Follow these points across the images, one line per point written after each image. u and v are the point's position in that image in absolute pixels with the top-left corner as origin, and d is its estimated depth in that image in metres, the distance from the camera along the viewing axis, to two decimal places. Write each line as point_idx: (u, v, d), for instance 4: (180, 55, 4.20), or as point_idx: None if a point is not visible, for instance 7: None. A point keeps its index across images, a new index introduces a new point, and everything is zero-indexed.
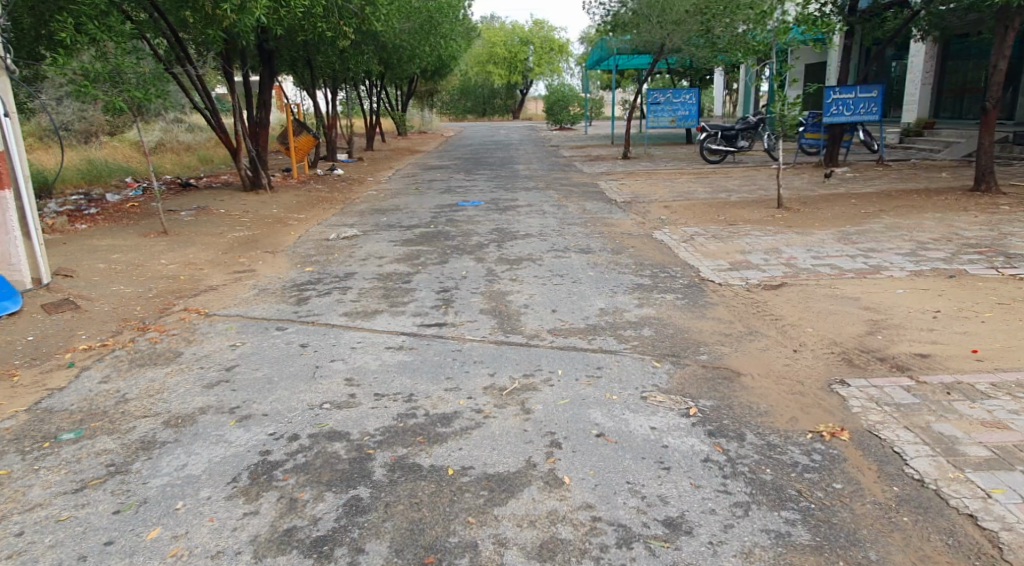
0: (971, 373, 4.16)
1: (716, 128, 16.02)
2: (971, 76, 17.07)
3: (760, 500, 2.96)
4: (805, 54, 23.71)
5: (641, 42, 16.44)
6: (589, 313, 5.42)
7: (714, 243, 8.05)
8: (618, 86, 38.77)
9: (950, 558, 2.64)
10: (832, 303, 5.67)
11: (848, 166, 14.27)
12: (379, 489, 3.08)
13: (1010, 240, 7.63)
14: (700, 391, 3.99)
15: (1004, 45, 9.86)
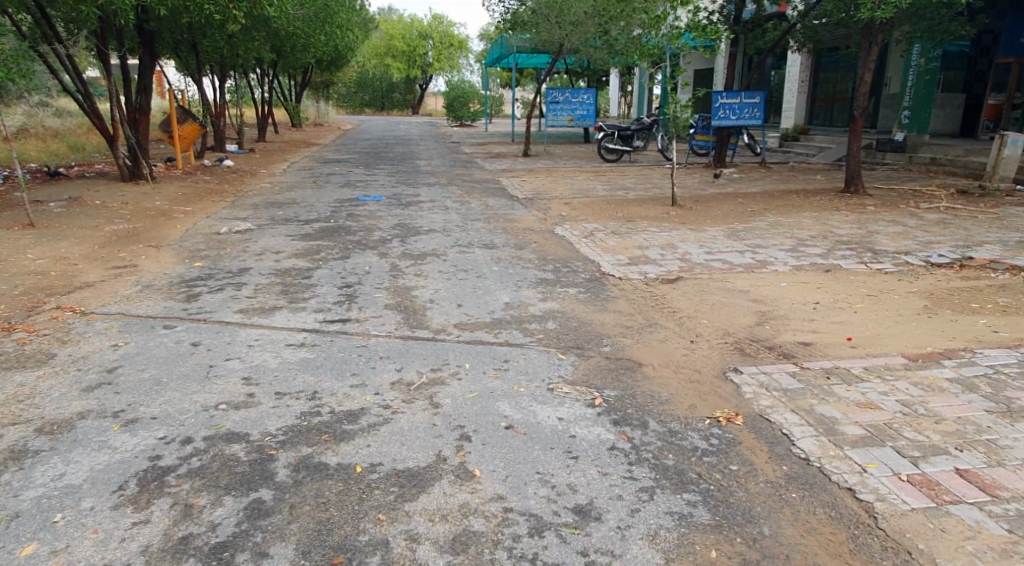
0: (847, 359, 4.47)
1: (613, 128, 16.44)
2: (839, 87, 18.44)
3: (664, 484, 3.07)
4: (695, 59, 24.67)
5: (539, 40, 16.63)
6: (495, 308, 5.46)
7: (614, 238, 8.26)
8: (517, 85, 39.15)
9: (834, 529, 2.81)
10: (724, 296, 5.94)
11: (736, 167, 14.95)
12: (283, 491, 2.99)
13: (878, 237, 8.22)
14: (605, 382, 4.10)
15: (869, 58, 10.57)
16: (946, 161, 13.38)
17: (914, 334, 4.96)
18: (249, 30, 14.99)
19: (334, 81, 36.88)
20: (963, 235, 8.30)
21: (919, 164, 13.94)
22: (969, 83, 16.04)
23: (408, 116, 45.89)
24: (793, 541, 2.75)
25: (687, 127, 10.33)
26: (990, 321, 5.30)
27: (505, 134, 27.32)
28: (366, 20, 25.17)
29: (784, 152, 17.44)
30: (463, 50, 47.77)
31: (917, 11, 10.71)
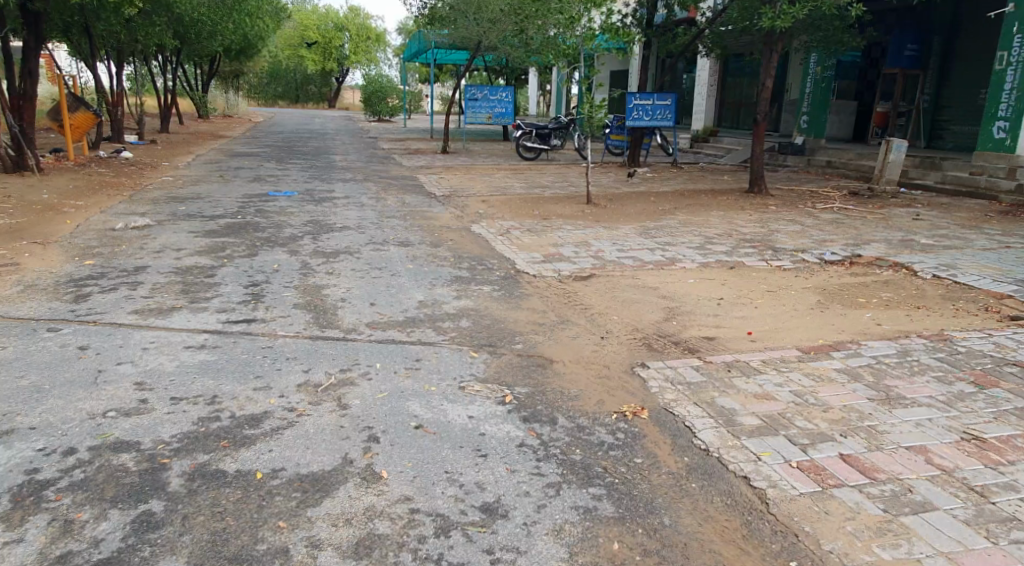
0: (747, 353, 4.66)
1: (531, 127, 16.58)
2: (745, 92, 19.19)
3: (570, 479, 3.12)
4: (611, 61, 25.13)
5: (458, 37, 16.63)
6: (408, 306, 5.41)
7: (529, 236, 8.33)
8: (436, 80, 38.93)
9: (729, 517, 2.92)
10: (634, 293, 6.08)
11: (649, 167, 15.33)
12: (175, 501, 2.88)
13: (779, 236, 8.61)
14: (516, 379, 4.13)
15: (770, 65, 11.03)
16: (840, 164, 14.18)
17: (808, 329, 5.22)
18: (149, 14, 14.52)
19: (244, 71, 35.70)
20: (855, 234, 8.78)
21: (817, 167, 14.74)
22: (861, 91, 17.04)
23: (324, 110, 44.93)
24: (691, 529, 2.85)
25: (601, 127, 10.55)
26: (876, 314, 5.64)
27: (423, 130, 27.12)
28: (279, 9, 24.40)
29: (694, 153, 17.95)
30: (381, 44, 47.07)
31: (813, 21, 11.34)
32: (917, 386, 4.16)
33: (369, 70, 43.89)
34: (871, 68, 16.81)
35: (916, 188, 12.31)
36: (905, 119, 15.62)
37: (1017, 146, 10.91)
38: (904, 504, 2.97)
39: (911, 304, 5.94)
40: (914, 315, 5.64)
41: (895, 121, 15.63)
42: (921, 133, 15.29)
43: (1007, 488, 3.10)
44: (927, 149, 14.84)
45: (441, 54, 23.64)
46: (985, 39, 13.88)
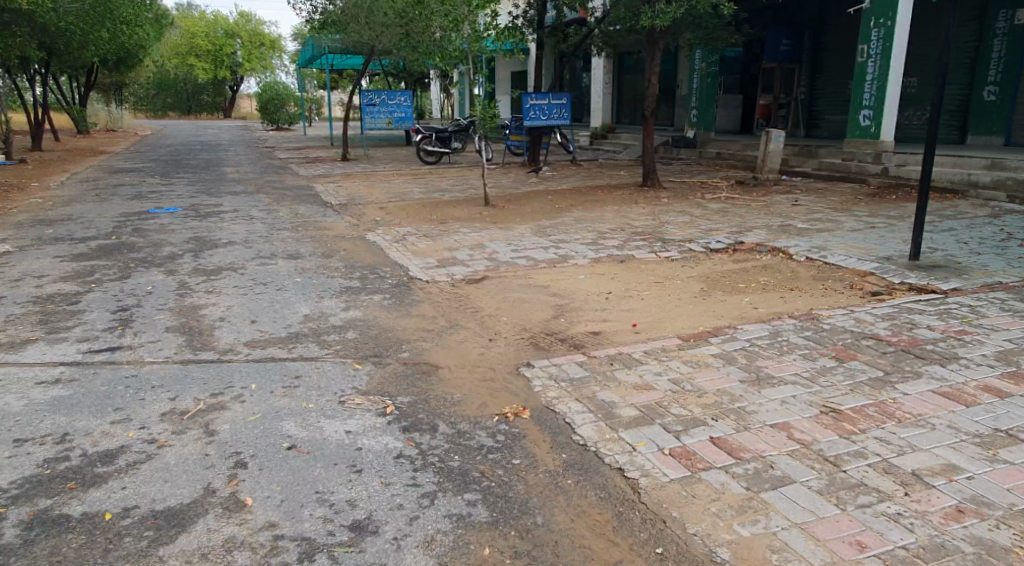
0: (630, 345, 4.78)
1: (431, 130, 16.28)
2: (639, 89, 19.94)
3: (445, 487, 3.10)
4: (508, 61, 25.14)
5: (350, 41, 16.26)
6: (292, 321, 5.23)
7: (424, 241, 8.26)
8: (336, 86, 38.00)
9: (601, 511, 2.97)
10: (525, 292, 6.13)
11: (549, 166, 15.53)
12: (7, 554, 2.66)
13: (668, 228, 8.89)
14: (399, 389, 4.07)
15: (654, 62, 11.38)
16: (729, 155, 14.81)
17: (688, 316, 5.42)
18: (8, 23, 13.46)
19: (126, 83, 33.77)
20: (738, 222, 9.18)
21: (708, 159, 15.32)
22: (744, 85, 17.80)
23: (219, 119, 43.08)
24: (563, 527, 2.89)
25: (494, 126, 10.54)
26: (753, 299, 5.91)
27: (323, 137, 26.44)
28: (159, 16, 23.15)
29: (593, 150, 18.25)
30: (276, 50, 45.30)
31: (693, 20, 11.73)
32: (785, 364, 4.40)
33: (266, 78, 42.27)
34: (753, 62, 17.48)
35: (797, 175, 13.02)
36: (786, 110, 16.62)
37: (881, 133, 11.80)
38: (765, 480, 3.12)
39: (784, 287, 6.26)
40: (787, 297, 5.96)
41: (777, 113, 16.49)
42: (800, 124, 16.29)
43: (857, 455, 3.32)
44: (806, 137, 15.81)
45: (337, 59, 23.16)
46: (851, 33, 14.86)
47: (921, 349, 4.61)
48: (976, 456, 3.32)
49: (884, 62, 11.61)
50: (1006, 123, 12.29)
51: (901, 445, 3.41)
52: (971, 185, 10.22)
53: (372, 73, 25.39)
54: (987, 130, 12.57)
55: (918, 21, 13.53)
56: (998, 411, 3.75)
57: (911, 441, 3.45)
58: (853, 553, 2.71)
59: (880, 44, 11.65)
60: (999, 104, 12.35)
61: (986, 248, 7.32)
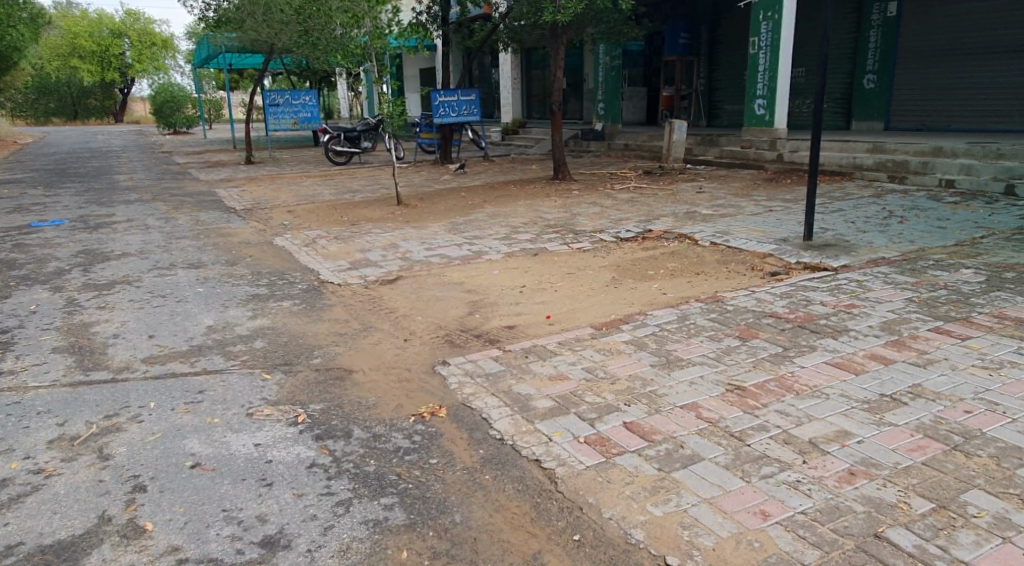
0: (544, 336, 4.84)
1: (338, 129, 15.92)
2: (547, 84, 20.18)
3: (361, 493, 3.06)
4: (416, 58, 24.95)
5: (249, 39, 15.92)
6: (194, 334, 5.02)
7: (335, 244, 8.09)
8: (236, 87, 36.68)
9: (520, 503, 3.00)
10: (440, 290, 6.10)
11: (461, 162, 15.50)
12: None
13: (579, 219, 9.02)
14: (310, 396, 3.97)
15: (559, 57, 11.56)
16: (636, 145, 15.02)
17: (601, 305, 5.52)
18: None
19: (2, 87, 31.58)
20: (645, 211, 9.41)
21: (616, 150, 15.47)
22: (648, 77, 18.21)
23: (110, 124, 40.87)
24: (480, 523, 2.89)
25: (403, 124, 10.41)
26: (662, 285, 6.08)
27: (224, 140, 25.51)
28: (35, 16, 21.68)
29: (504, 145, 18.28)
30: (168, 50, 43.31)
31: (595, 15, 11.94)
32: (692, 346, 4.54)
33: (159, 79, 40.35)
34: (655, 56, 17.91)
35: (700, 163, 13.42)
36: (687, 101, 17.15)
37: (775, 121, 12.40)
38: (676, 460, 3.22)
39: (691, 272, 6.46)
40: (693, 281, 6.14)
41: (680, 104, 16.95)
42: (701, 114, 16.88)
43: (760, 429, 3.47)
44: (708, 127, 16.37)
45: (236, 58, 22.34)
46: (743, 26, 15.46)
47: (815, 325, 4.85)
48: (865, 421, 3.53)
49: (774, 53, 12.16)
50: (886, 107, 13.04)
51: (799, 415, 3.59)
52: (856, 168, 10.83)
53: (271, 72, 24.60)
54: (869, 116, 13.30)
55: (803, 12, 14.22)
56: (883, 377, 4.00)
57: (807, 411, 3.63)
58: (757, 522, 2.83)
59: (769, 36, 12.21)
60: (878, 91, 13.10)
61: (871, 226, 7.76)
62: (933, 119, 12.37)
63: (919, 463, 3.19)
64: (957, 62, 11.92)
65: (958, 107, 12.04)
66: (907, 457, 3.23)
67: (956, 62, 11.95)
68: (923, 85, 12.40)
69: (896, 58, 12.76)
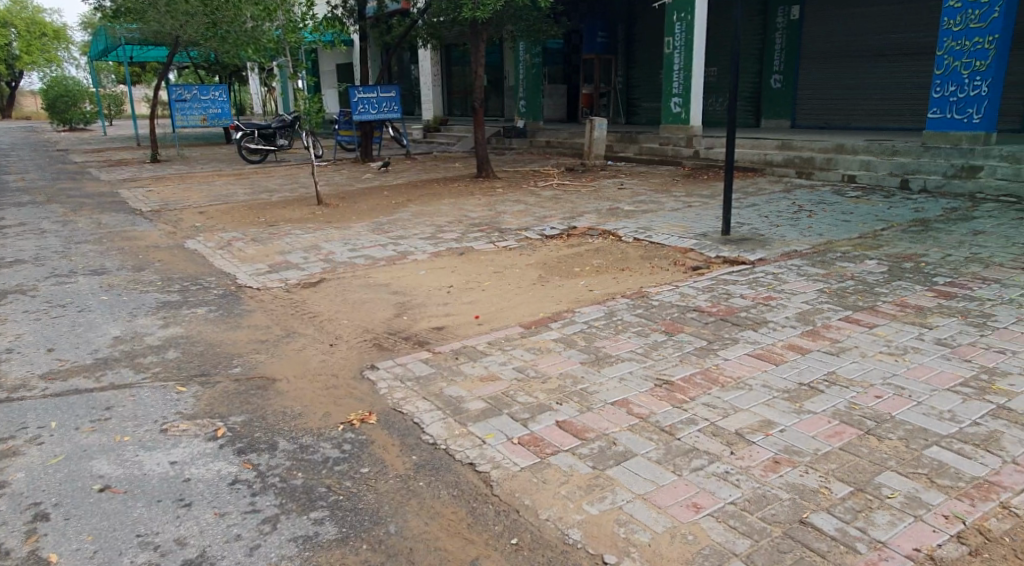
0: (474, 337, 4.80)
1: (252, 127, 15.43)
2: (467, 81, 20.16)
3: (289, 508, 2.96)
4: (331, 53, 24.45)
5: (152, 30, 15.15)
6: (99, 345, 4.75)
7: (252, 246, 7.82)
8: (138, 81, 35.02)
9: (455, 509, 2.95)
10: (366, 292, 5.98)
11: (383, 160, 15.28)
12: None
13: (504, 217, 9.02)
14: (230, 409, 3.81)
15: (479, 54, 11.52)
16: (558, 143, 15.15)
17: (528, 304, 5.52)
18: None
19: None
20: (569, 208, 9.50)
21: (538, 147, 15.57)
22: (567, 75, 18.38)
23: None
24: (416, 532, 2.83)
25: (320, 121, 10.15)
26: (588, 281, 6.14)
27: (127, 137, 24.37)
28: None
29: (426, 143, 18.12)
30: (60, 41, 40.94)
31: (515, 12, 11.96)
32: (621, 342, 4.59)
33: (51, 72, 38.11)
34: (574, 54, 18.10)
35: (620, 160, 13.64)
36: (606, 99, 17.39)
37: (690, 118, 12.64)
38: (609, 457, 3.24)
39: (616, 268, 6.54)
40: (619, 278, 6.22)
41: (599, 102, 17.19)
42: (620, 112, 17.18)
43: (689, 422, 3.53)
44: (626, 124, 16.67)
45: (138, 51, 21.36)
46: (658, 26, 15.80)
47: (736, 317, 4.98)
48: (786, 410, 3.64)
49: (688, 52, 12.48)
50: (792, 105, 13.55)
51: (725, 407, 3.68)
52: (767, 164, 11.22)
53: (178, 65, 23.58)
54: (776, 115, 13.81)
55: (715, 14, 14.63)
56: (802, 366, 4.14)
57: (732, 402, 3.72)
58: (689, 515, 2.88)
59: (683, 36, 12.52)
60: (785, 91, 13.60)
61: (783, 220, 8.05)
62: (835, 118, 12.94)
63: (837, 448, 3.32)
64: (858, 64, 12.49)
65: (858, 107, 12.63)
66: (826, 443, 3.35)
67: (856, 63, 12.51)
68: (826, 84, 12.96)
69: (801, 59, 13.31)
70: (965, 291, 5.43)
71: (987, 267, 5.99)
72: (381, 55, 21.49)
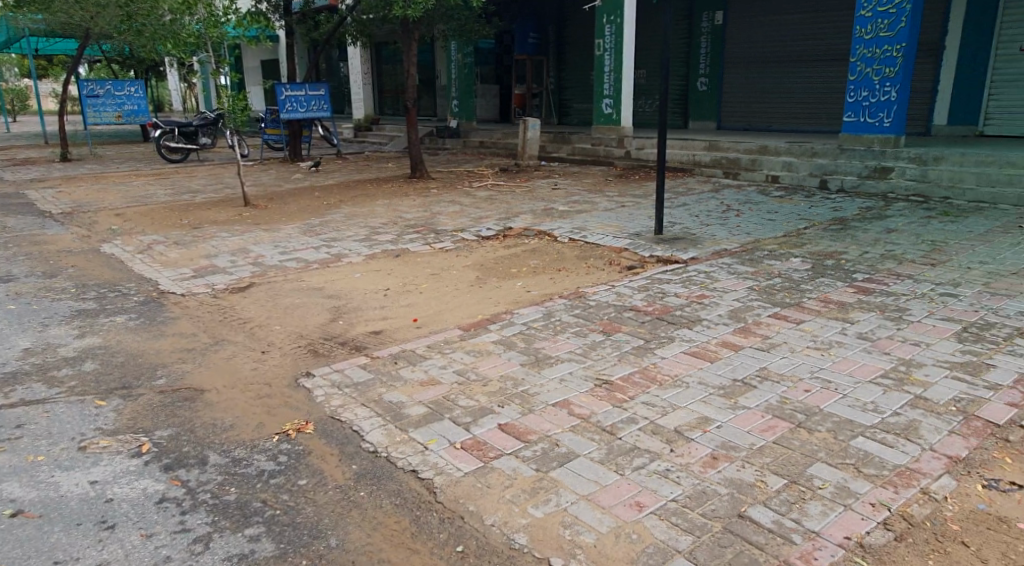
0: (412, 340, 4.73)
1: (171, 124, 14.89)
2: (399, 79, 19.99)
3: (222, 526, 2.85)
4: (256, 49, 23.85)
5: (59, 21, 14.37)
6: (7, 359, 4.49)
7: (175, 250, 7.54)
8: (46, 76, 33.33)
9: (398, 518, 2.90)
10: (298, 297, 5.83)
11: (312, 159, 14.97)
12: None
13: (439, 218, 8.96)
14: (155, 422, 3.65)
15: (411, 53, 11.42)
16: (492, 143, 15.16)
17: (466, 306, 5.49)
18: None
19: None
20: (505, 208, 9.51)
21: (472, 148, 15.54)
22: (500, 75, 18.39)
23: None
24: (358, 545, 2.77)
25: (246, 119, 9.88)
26: (525, 282, 6.14)
27: (35, 134, 23.15)
28: None
29: (358, 142, 17.86)
30: None
31: (447, 11, 11.88)
32: (560, 343, 4.60)
33: None
34: (506, 55, 18.13)
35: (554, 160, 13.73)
36: (538, 99, 17.48)
37: (621, 119, 12.83)
38: (553, 459, 3.23)
39: (553, 269, 6.57)
40: (556, 278, 6.24)
41: (531, 102, 17.26)
42: (552, 112, 17.30)
43: (630, 421, 3.56)
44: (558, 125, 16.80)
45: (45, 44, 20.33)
46: (588, 28, 15.98)
47: (671, 316, 5.06)
48: (722, 406, 3.71)
49: (618, 54, 12.67)
50: (717, 108, 13.90)
51: (663, 406, 3.72)
52: (696, 165, 11.48)
53: (90, 60, 22.56)
54: (703, 116, 14.13)
55: (645, 18, 14.89)
56: (735, 363, 4.23)
57: (670, 401, 3.77)
58: (633, 514, 2.90)
59: (613, 39, 12.70)
60: (710, 93, 13.94)
61: (712, 220, 8.23)
62: (757, 120, 13.33)
63: (771, 442, 3.40)
64: (780, 68, 12.90)
65: (778, 109, 13.04)
66: (761, 437, 3.43)
67: (779, 67, 12.92)
68: (749, 87, 13.35)
69: (725, 62, 13.66)
70: (882, 286, 5.66)
71: (901, 263, 6.26)
72: (309, 52, 21.08)
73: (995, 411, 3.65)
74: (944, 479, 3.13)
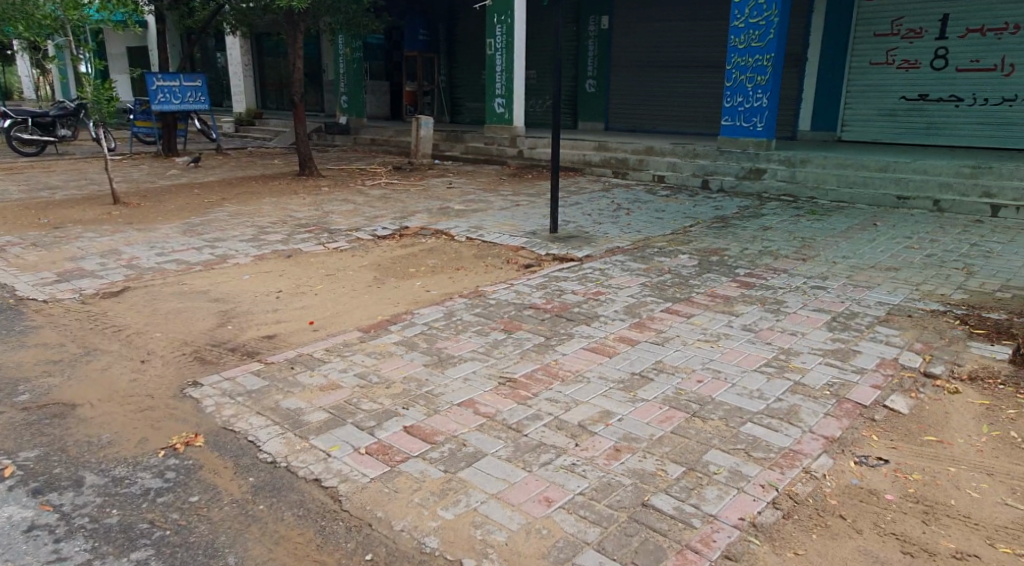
0: (307, 344, 4.55)
1: (21, 115, 13.80)
2: (284, 72, 19.35)
3: (103, 552, 2.64)
4: (123, 35, 22.40)
5: None
6: None
7: (35, 252, 6.95)
8: None
9: (301, 530, 2.78)
10: (181, 301, 5.51)
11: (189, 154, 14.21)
12: None
13: (332, 217, 8.71)
14: (20, 443, 3.34)
15: (297, 46, 11.04)
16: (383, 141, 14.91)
17: (364, 307, 5.34)
18: None
19: None
20: (399, 207, 9.36)
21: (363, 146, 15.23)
22: (389, 72, 18.09)
23: None
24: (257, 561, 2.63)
25: (111, 112, 9.27)
26: (423, 282, 6.05)
27: None
28: None
29: (240, 138, 17.12)
30: None
31: (334, 4, 11.52)
32: (462, 342, 4.56)
33: None
34: (394, 51, 17.84)
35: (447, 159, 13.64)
36: (429, 98, 17.31)
37: (513, 118, 12.91)
38: (460, 459, 3.19)
39: (451, 268, 6.50)
40: (454, 277, 6.19)
41: (422, 100, 17.07)
42: (444, 110, 17.19)
43: (535, 418, 3.56)
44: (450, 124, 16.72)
45: None
46: (478, 28, 16.00)
47: (570, 313, 5.11)
48: (622, 400, 3.77)
49: (509, 54, 12.76)
50: (604, 109, 14.21)
51: (566, 401, 3.75)
52: (586, 164, 11.71)
53: None
54: (591, 117, 14.42)
55: (536, 19, 15.05)
56: (632, 357, 4.32)
57: (572, 396, 3.80)
58: (542, 509, 2.89)
59: (503, 38, 12.78)
60: (598, 94, 14.23)
61: (604, 218, 8.40)
62: (643, 121, 13.74)
63: (669, 432, 3.49)
64: (664, 71, 13.34)
65: (662, 111, 13.50)
66: (659, 428, 3.51)
67: (663, 70, 13.35)
68: (635, 90, 13.74)
69: (610, 65, 13.99)
70: (762, 280, 5.94)
71: (777, 258, 6.60)
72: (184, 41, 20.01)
73: (863, 393, 3.90)
74: (823, 458, 3.31)
